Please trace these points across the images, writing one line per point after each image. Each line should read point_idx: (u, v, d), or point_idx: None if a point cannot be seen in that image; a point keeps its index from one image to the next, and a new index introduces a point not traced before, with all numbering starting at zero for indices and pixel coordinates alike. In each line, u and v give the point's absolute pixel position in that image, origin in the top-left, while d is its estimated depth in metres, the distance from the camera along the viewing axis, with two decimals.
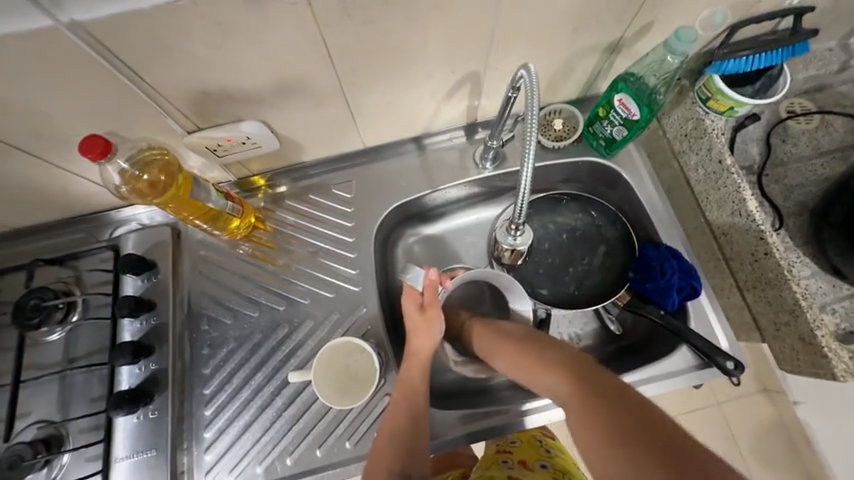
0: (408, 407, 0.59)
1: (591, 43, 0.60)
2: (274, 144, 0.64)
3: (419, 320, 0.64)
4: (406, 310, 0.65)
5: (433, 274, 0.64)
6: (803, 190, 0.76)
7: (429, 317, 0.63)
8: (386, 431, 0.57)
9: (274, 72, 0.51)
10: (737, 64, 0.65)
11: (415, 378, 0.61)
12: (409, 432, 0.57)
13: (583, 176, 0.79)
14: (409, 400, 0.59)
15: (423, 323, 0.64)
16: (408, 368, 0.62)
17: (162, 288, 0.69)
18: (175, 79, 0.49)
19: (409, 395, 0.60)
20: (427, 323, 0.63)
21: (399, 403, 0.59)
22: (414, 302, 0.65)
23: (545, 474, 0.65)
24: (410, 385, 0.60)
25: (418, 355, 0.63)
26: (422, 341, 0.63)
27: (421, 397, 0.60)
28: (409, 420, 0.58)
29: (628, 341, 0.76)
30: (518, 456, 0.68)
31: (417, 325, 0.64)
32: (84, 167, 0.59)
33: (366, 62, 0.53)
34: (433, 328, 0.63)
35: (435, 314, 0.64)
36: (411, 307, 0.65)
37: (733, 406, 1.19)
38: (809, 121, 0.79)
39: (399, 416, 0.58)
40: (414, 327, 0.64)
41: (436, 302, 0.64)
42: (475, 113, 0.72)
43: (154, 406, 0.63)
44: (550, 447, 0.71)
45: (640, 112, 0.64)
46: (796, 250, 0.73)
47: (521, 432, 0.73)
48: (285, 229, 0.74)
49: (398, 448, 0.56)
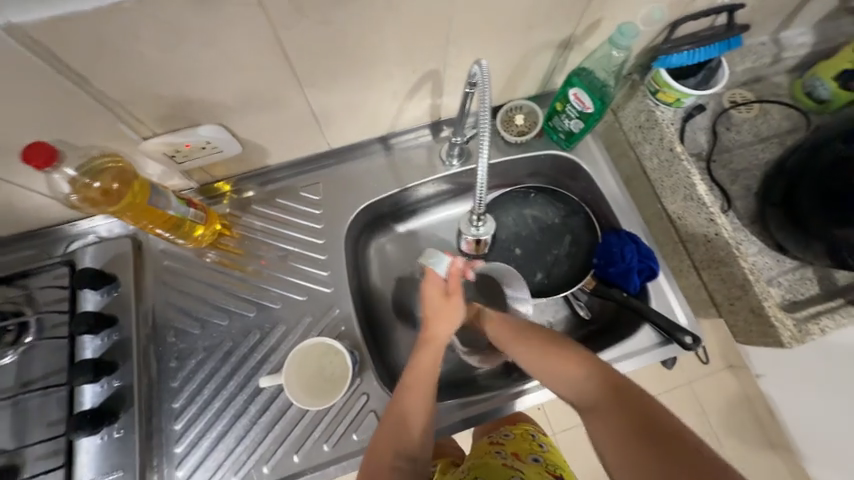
0: (425, 390, 0.57)
1: (544, 40, 0.63)
2: (236, 148, 0.63)
3: (446, 303, 0.62)
4: (429, 293, 0.64)
5: (460, 263, 0.65)
6: (748, 174, 0.82)
7: (454, 304, 0.62)
8: (392, 415, 0.56)
9: (230, 74, 0.50)
10: (680, 58, 0.69)
11: (431, 364, 0.59)
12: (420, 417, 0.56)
13: (547, 169, 0.82)
14: (426, 387, 0.58)
15: (446, 308, 0.62)
16: (424, 351, 0.60)
17: (125, 302, 0.66)
18: (125, 83, 0.47)
19: (427, 377, 0.58)
20: (454, 309, 0.62)
21: (414, 387, 0.57)
22: (437, 287, 0.64)
23: (537, 466, 0.65)
24: (424, 372, 0.58)
25: (436, 340, 0.61)
26: (445, 327, 0.61)
27: (435, 380, 0.59)
28: (423, 401, 0.57)
29: (597, 326, 0.79)
30: (510, 448, 0.69)
31: (440, 311, 0.62)
32: (29, 178, 0.56)
33: (326, 61, 0.53)
34: (456, 315, 0.62)
35: (460, 301, 0.63)
36: (434, 292, 0.63)
37: (701, 383, 1.26)
38: (750, 110, 0.85)
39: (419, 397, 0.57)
40: (435, 312, 0.63)
41: (460, 291, 0.63)
42: (438, 111, 0.73)
43: (119, 424, 0.60)
44: (541, 442, 0.72)
45: (593, 105, 0.67)
46: (743, 230, 0.78)
47: (514, 427, 0.75)
48: (253, 235, 0.72)
49: (405, 432, 0.55)
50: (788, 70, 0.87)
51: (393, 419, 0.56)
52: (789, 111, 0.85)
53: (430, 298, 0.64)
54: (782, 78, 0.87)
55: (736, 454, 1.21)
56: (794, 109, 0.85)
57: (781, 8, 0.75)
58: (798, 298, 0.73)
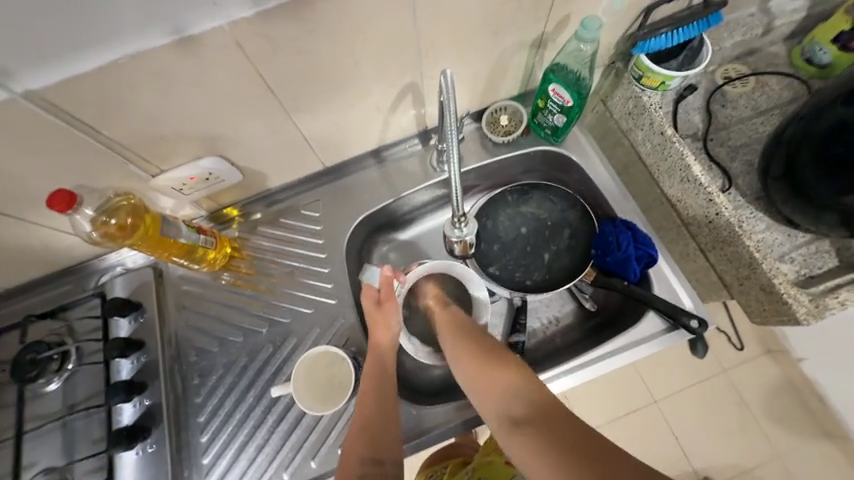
0: (375, 392, 0.59)
1: (515, 42, 0.65)
2: (236, 176, 0.68)
3: (377, 310, 0.66)
4: (365, 306, 0.67)
5: (388, 270, 0.68)
6: (748, 149, 0.79)
7: (386, 311, 0.66)
8: (356, 424, 0.57)
9: (221, 110, 0.55)
10: (659, 41, 0.69)
11: (380, 367, 0.62)
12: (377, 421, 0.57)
13: (539, 165, 0.83)
14: (375, 390, 0.60)
15: (379, 317, 0.66)
16: (372, 359, 0.64)
17: (150, 326, 0.72)
18: (131, 129, 0.53)
19: (376, 381, 0.61)
20: (387, 315, 0.66)
21: (367, 392, 0.60)
22: (371, 299, 0.68)
23: None
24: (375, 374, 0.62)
25: (380, 347, 0.64)
26: (382, 333, 0.65)
27: (387, 382, 0.61)
28: (379, 403, 0.59)
29: (604, 316, 0.79)
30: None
31: (375, 320, 0.66)
32: (59, 222, 0.63)
33: (307, 87, 0.57)
34: (391, 320, 0.65)
35: (391, 307, 0.66)
36: (368, 304, 0.67)
37: (738, 371, 1.19)
38: (746, 83, 0.83)
39: (372, 401, 0.59)
40: (372, 322, 0.66)
41: (392, 296, 0.67)
42: (423, 120, 0.76)
43: (152, 439, 0.65)
44: None
45: (572, 98, 0.68)
46: (748, 207, 0.75)
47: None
48: (261, 254, 0.77)
49: (366, 436, 0.55)
50: (783, 38, 0.84)
51: (356, 427, 0.57)
52: (787, 80, 0.82)
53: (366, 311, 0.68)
54: (778, 47, 0.85)
55: (786, 445, 1.14)
56: (793, 77, 0.82)
57: None
58: (814, 273, 0.70)
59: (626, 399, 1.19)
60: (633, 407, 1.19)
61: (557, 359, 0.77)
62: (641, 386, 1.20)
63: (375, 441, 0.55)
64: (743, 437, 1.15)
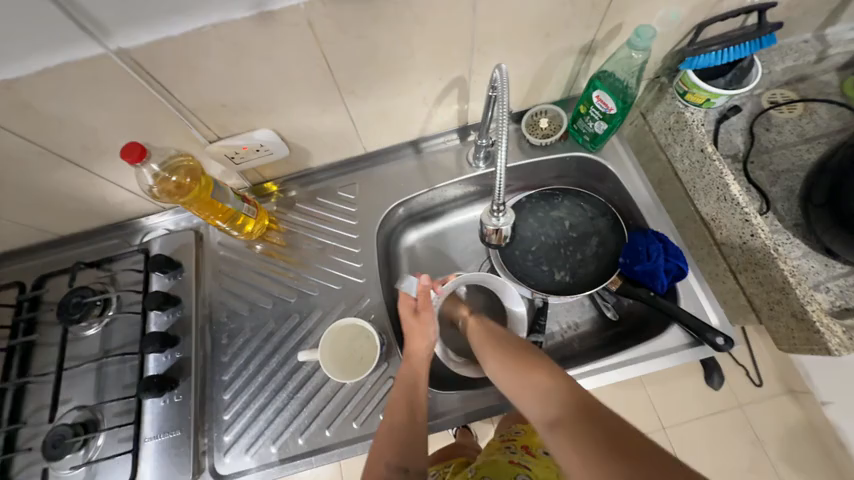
0: (406, 401, 0.60)
1: (566, 45, 0.66)
2: (284, 150, 0.72)
3: (420, 318, 0.66)
4: (401, 312, 0.68)
5: (426, 280, 0.67)
6: (791, 174, 0.78)
7: (424, 320, 0.65)
8: (384, 430, 0.58)
9: (282, 85, 0.59)
10: (709, 58, 0.68)
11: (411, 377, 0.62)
12: (405, 431, 0.57)
13: (573, 170, 0.84)
14: (406, 394, 0.60)
15: (417, 325, 0.66)
16: (407, 366, 0.64)
17: (187, 285, 0.77)
18: (200, 94, 0.57)
19: (408, 388, 0.61)
20: (428, 322, 0.66)
21: (399, 399, 0.60)
22: (409, 307, 0.68)
23: (548, 461, 0.64)
24: (406, 382, 0.62)
25: (414, 355, 0.64)
26: (419, 341, 0.64)
27: (417, 392, 0.61)
28: (409, 413, 0.59)
29: (625, 326, 0.79)
30: (521, 444, 0.67)
31: (413, 327, 0.66)
32: (121, 177, 0.68)
33: (363, 72, 0.60)
34: (428, 330, 0.65)
35: (429, 317, 0.66)
36: (406, 311, 0.67)
37: (754, 406, 1.16)
38: (793, 109, 0.82)
39: (403, 407, 0.59)
40: (410, 329, 0.66)
41: (430, 306, 0.67)
42: (465, 116, 0.78)
43: (179, 390, 0.69)
44: None
45: (616, 106, 0.69)
46: (785, 232, 0.74)
47: (525, 424, 0.74)
48: (296, 229, 0.81)
49: (394, 444, 0.56)
50: (836, 68, 0.83)
51: (386, 430, 0.58)
52: (837, 110, 0.80)
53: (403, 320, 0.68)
54: (830, 76, 0.83)
55: None
56: (843, 108, 0.80)
57: (822, 5, 0.73)
58: (850, 305, 0.68)
59: (634, 420, 1.17)
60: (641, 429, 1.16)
61: (573, 364, 0.77)
62: (652, 410, 1.18)
63: (401, 450, 0.56)
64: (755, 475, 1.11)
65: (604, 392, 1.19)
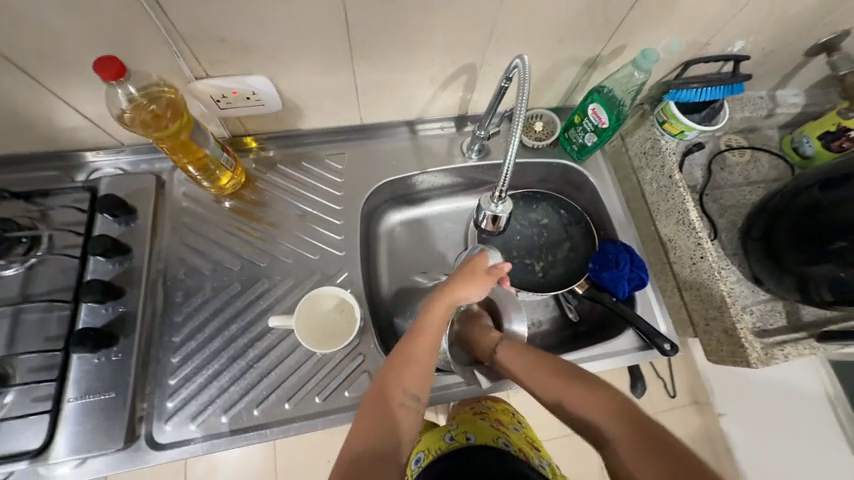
0: (436, 339, 0.56)
1: (574, 55, 0.70)
2: (277, 104, 0.67)
3: (485, 275, 0.61)
4: (469, 264, 0.62)
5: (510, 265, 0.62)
6: (735, 211, 0.89)
7: (486, 282, 0.60)
8: (397, 359, 0.54)
9: (292, 31, 0.55)
10: (689, 94, 0.76)
11: (439, 319, 0.58)
12: (421, 370, 0.54)
13: (555, 176, 0.88)
14: (435, 336, 0.56)
15: (480, 283, 0.60)
16: (441, 300, 0.59)
17: (140, 234, 0.69)
18: (200, 21, 0.51)
19: (438, 324, 0.58)
20: (488, 284, 0.61)
21: (429, 332, 0.56)
22: (479, 265, 0.62)
23: (518, 435, 0.68)
24: (434, 324, 0.57)
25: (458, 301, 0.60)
26: (471, 292, 0.60)
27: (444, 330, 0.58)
28: (433, 348, 0.56)
29: (583, 327, 0.84)
30: (494, 415, 0.71)
31: (473, 280, 0.60)
32: (80, 97, 0.59)
33: (380, 37, 0.58)
34: (483, 290, 0.61)
35: (490, 283, 0.61)
36: (475, 267, 0.61)
37: (671, 414, 1.29)
38: (743, 155, 0.93)
39: (432, 344, 0.56)
40: (471, 280, 0.60)
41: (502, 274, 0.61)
42: (466, 105, 0.78)
43: (119, 348, 0.62)
44: (520, 419, 0.74)
45: (609, 120, 0.73)
46: (726, 259, 0.85)
47: (495, 402, 0.75)
48: (273, 191, 0.76)
49: (410, 376, 0.53)
50: (780, 125, 0.96)
51: (409, 359, 0.54)
52: (775, 162, 0.93)
53: (464, 270, 0.62)
54: (773, 132, 0.96)
55: None
56: (780, 160, 0.93)
57: (780, 68, 0.85)
58: (767, 327, 0.80)
59: None
60: None
61: None
62: None
63: (413, 384, 0.53)
64: None
65: None
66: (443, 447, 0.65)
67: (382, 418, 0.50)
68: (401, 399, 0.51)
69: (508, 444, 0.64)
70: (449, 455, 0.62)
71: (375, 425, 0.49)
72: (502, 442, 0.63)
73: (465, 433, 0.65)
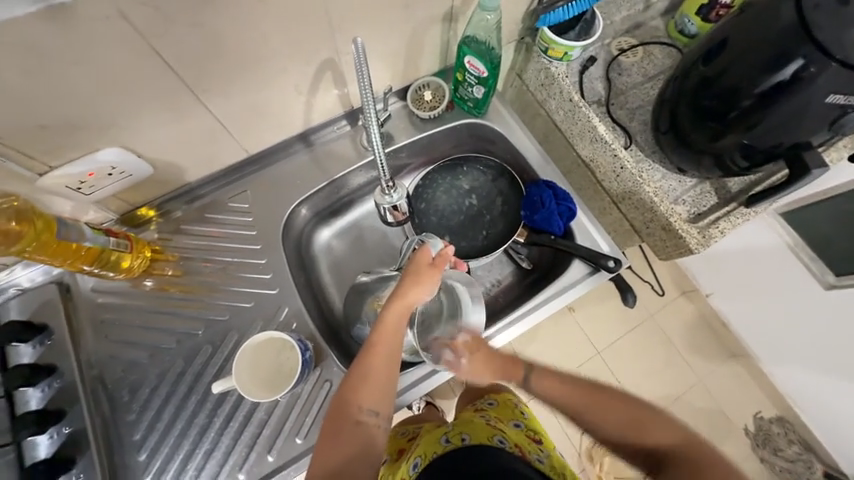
0: (389, 349, 0.54)
1: (428, 15, 0.67)
2: (146, 168, 0.62)
3: (433, 272, 0.57)
4: (413, 260, 0.58)
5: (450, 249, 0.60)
6: (644, 110, 0.89)
7: (434, 275, 0.57)
8: (356, 377, 0.53)
9: (112, 92, 0.50)
10: (556, 15, 0.74)
11: (392, 328, 0.54)
12: (380, 382, 0.53)
13: (466, 138, 0.87)
14: (389, 345, 0.54)
15: (427, 278, 0.56)
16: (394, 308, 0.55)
17: (61, 349, 0.65)
18: (5, 117, 0.47)
19: (391, 336, 0.54)
20: (434, 280, 0.57)
21: (380, 345, 0.54)
22: (423, 259, 0.58)
23: (519, 430, 0.65)
24: (387, 333, 0.54)
25: (407, 303, 0.55)
26: (422, 292, 0.56)
27: (399, 337, 0.55)
28: (389, 361, 0.54)
29: (540, 271, 0.85)
30: (494, 412, 0.69)
31: (418, 277, 0.56)
32: None
33: (212, 65, 0.54)
34: (432, 285, 0.57)
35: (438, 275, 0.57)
36: (420, 262, 0.57)
37: (663, 314, 1.33)
38: (635, 54, 0.92)
39: (387, 354, 0.54)
40: (417, 278, 0.56)
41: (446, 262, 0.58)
42: (348, 99, 0.75)
43: (78, 469, 0.59)
44: (524, 412, 0.71)
45: (486, 69, 0.72)
46: (647, 160, 0.85)
47: (499, 393, 0.76)
48: (187, 253, 0.72)
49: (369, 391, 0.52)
50: (662, 13, 0.95)
51: (363, 375, 0.52)
52: (668, 50, 0.93)
53: (409, 266, 0.58)
54: (658, 22, 0.95)
55: (708, 371, 1.29)
56: (671, 47, 0.93)
57: None
58: (702, 210, 0.81)
59: (572, 355, 1.29)
60: (579, 361, 1.28)
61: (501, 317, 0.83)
62: (586, 340, 1.30)
63: (375, 398, 0.52)
64: (673, 370, 1.29)
65: (542, 336, 1.30)
66: (439, 450, 0.58)
67: (344, 437, 0.51)
68: (358, 417, 0.51)
69: (503, 441, 0.59)
70: (445, 456, 0.56)
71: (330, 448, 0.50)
72: (497, 439, 0.59)
73: (461, 434, 0.60)
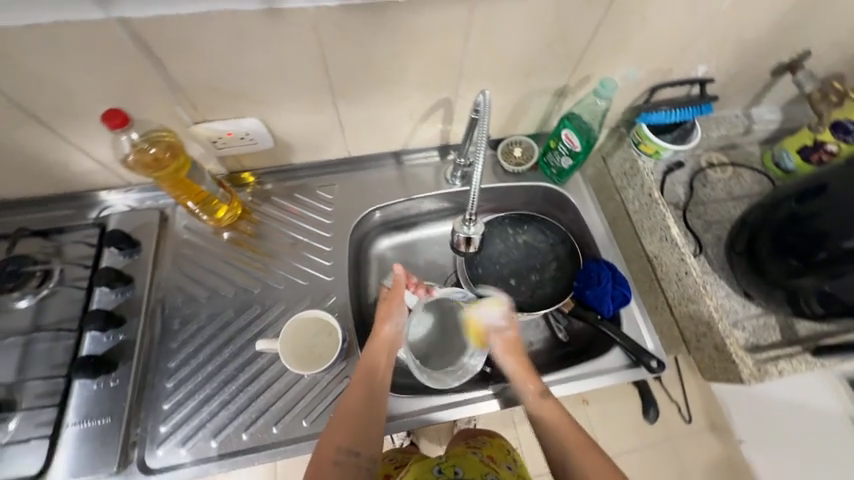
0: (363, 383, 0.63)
1: (541, 86, 0.75)
2: (269, 142, 0.73)
3: (392, 307, 0.69)
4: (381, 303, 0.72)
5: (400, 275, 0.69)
6: (721, 226, 0.89)
7: (390, 306, 0.69)
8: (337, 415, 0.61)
9: (276, 77, 0.61)
10: (660, 115, 0.79)
11: (365, 364, 0.65)
12: (357, 416, 0.61)
13: (539, 199, 0.92)
14: (365, 380, 0.64)
15: (387, 311, 0.69)
16: (368, 352, 0.67)
17: (142, 265, 0.73)
18: (195, 74, 0.58)
19: (366, 372, 0.65)
20: (393, 314, 0.69)
21: (356, 381, 0.64)
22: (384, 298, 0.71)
23: (510, 474, 0.64)
24: (364, 369, 0.65)
25: (379, 340, 0.68)
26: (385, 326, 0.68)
27: (376, 374, 0.65)
28: (367, 399, 0.62)
29: (574, 347, 0.84)
30: (487, 451, 0.67)
31: (380, 313, 0.70)
32: (93, 144, 0.66)
33: (354, 77, 0.64)
34: (394, 318, 0.69)
35: (397, 307, 0.69)
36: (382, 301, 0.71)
37: (687, 443, 1.20)
38: (724, 171, 0.94)
39: (361, 389, 0.63)
40: (379, 316, 0.70)
41: (398, 294, 0.70)
42: (447, 135, 0.83)
43: (116, 374, 0.65)
44: (515, 456, 0.70)
45: (581, 145, 0.78)
46: (713, 274, 0.84)
47: (491, 437, 0.72)
48: (269, 221, 0.80)
49: (346, 428, 0.59)
50: (760, 141, 0.97)
51: (341, 414, 0.60)
52: (759, 177, 0.93)
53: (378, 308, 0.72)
54: (754, 148, 0.97)
55: None
56: (763, 175, 0.93)
57: (749, 88, 0.88)
58: (761, 342, 0.78)
59: None
60: None
61: None
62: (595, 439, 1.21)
63: (354, 433, 0.59)
64: None
65: None
66: None
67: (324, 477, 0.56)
68: (336, 457, 0.57)
69: None
70: None
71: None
72: None
73: (453, 468, 0.61)
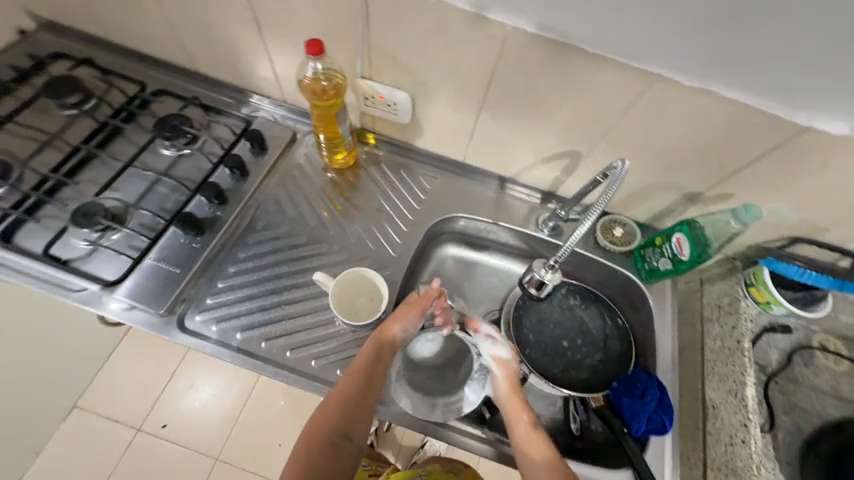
0: (361, 375, 0.63)
1: (675, 182, 0.73)
2: (405, 119, 0.80)
3: (412, 313, 0.69)
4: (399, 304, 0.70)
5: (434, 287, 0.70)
6: (806, 416, 0.77)
7: (409, 311, 0.69)
8: (331, 397, 0.62)
9: (446, 68, 0.68)
10: (791, 268, 0.73)
11: (367, 357, 0.64)
12: (348, 406, 0.62)
13: (616, 286, 0.87)
14: (363, 374, 0.63)
15: (403, 314, 0.68)
16: (371, 346, 0.66)
17: (260, 166, 0.84)
18: (386, 39, 0.67)
19: (364, 366, 0.64)
20: (409, 319, 0.68)
21: (353, 371, 0.63)
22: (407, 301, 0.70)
23: None
24: (364, 361, 0.64)
25: (387, 338, 0.67)
26: (398, 328, 0.67)
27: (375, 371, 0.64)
28: (360, 392, 0.63)
29: (582, 445, 0.77)
30: None
31: (397, 314, 0.69)
32: (281, 59, 0.78)
33: (509, 96, 0.68)
34: (409, 322, 0.68)
35: (414, 313, 0.69)
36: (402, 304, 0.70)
37: None
38: (838, 363, 0.80)
39: (357, 381, 0.63)
40: (394, 316, 0.68)
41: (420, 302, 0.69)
42: (559, 185, 0.83)
43: (200, 239, 0.76)
44: None
45: (690, 255, 0.73)
46: (774, 460, 0.72)
47: None
48: (368, 181, 0.87)
49: (338, 413, 0.61)
50: None
51: (332, 402, 0.62)
52: None
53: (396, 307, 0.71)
54: None
55: None
56: None
57: None
58: None
59: None
60: None
61: None
62: None
63: (346, 422, 0.62)
64: None
65: None
66: None
67: (312, 452, 0.61)
68: (326, 437, 0.61)
69: None
70: None
71: (302, 458, 0.60)
72: None
73: None
